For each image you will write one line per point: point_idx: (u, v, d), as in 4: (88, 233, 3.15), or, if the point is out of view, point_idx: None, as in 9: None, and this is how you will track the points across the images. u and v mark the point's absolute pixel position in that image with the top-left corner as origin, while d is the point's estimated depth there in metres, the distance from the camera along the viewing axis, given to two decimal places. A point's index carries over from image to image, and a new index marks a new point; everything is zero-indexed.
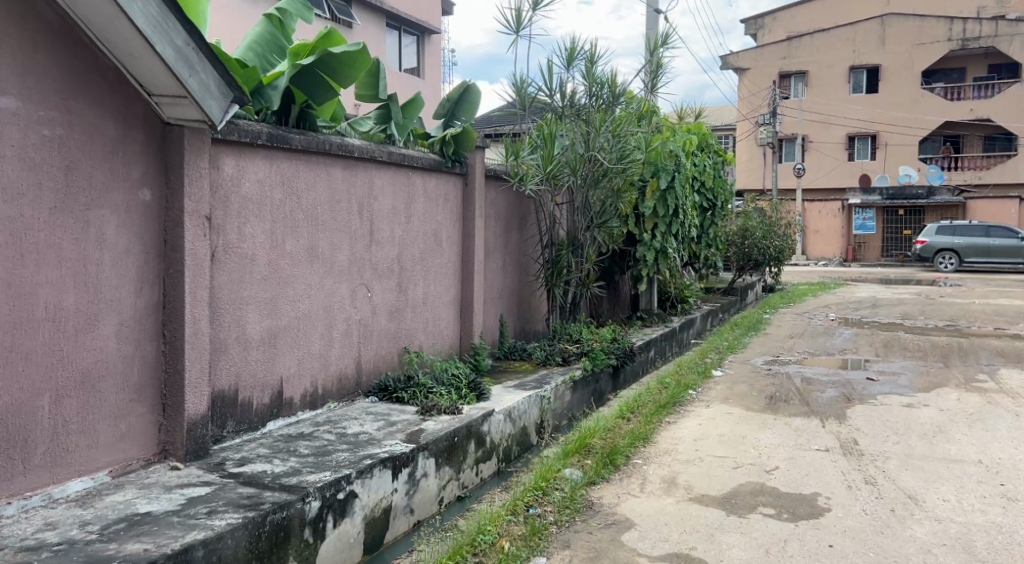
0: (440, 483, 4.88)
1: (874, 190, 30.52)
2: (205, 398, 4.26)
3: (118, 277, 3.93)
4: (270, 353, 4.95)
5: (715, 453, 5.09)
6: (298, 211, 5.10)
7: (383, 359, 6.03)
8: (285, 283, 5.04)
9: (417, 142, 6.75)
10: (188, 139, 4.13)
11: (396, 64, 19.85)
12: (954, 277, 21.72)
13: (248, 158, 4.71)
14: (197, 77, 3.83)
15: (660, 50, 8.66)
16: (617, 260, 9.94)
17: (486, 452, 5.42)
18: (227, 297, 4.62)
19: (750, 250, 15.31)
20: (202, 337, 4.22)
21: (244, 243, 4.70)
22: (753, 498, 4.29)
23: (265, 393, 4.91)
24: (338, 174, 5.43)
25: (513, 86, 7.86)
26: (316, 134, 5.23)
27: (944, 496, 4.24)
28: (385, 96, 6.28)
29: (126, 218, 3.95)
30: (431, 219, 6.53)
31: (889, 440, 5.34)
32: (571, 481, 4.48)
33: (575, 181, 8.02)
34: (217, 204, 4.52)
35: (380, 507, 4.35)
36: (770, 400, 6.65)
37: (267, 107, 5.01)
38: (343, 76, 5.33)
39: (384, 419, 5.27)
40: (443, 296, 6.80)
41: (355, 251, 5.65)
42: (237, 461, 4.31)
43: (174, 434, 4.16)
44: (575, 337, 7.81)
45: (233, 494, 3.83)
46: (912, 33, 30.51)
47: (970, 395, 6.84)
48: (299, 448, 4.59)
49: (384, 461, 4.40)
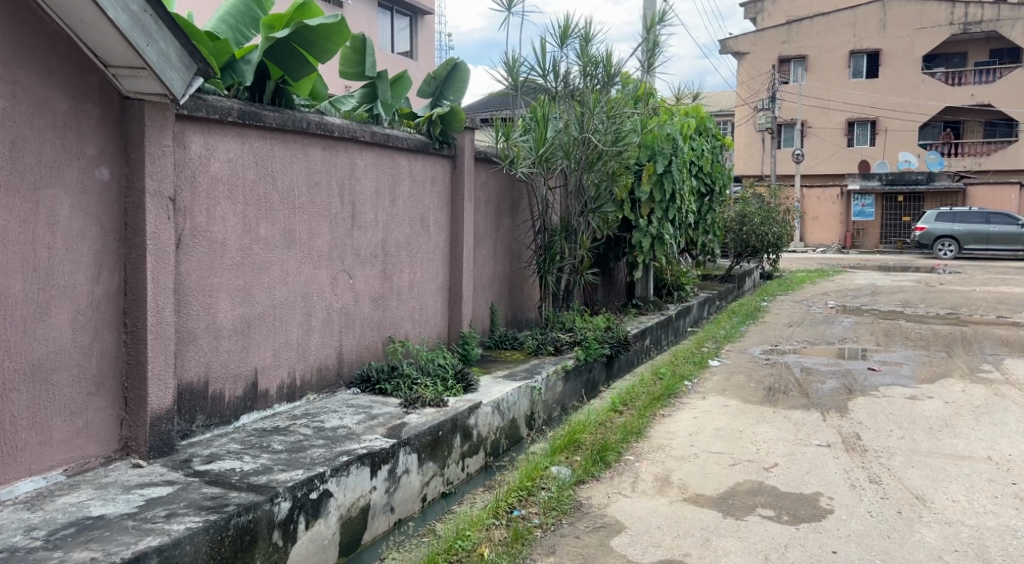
0: (423, 479, 4.65)
1: (874, 176, 29.75)
2: (171, 391, 4.01)
3: (72, 262, 3.68)
4: (243, 343, 4.70)
5: (711, 449, 4.85)
6: (274, 192, 4.84)
7: (366, 349, 5.78)
8: (259, 269, 4.78)
9: (402, 122, 6.45)
10: (150, 114, 3.86)
11: (388, 46, 19.52)
12: (954, 264, 21.50)
13: (218, 136, 4.44)
14: (155, 46, 3.58)
15: (657, 27, 8.35)
16: (612, 246, 9.71)
17: (473, 446, 5.19)
18: (196, 284, 4.36)
19: (749, 237, 15.11)
20: (167, 327, 3.96)
21: (214, 227, 4.44)
22: (751, 498, 4.06)
23: (238, 385, 4.67)
24: (317, 154, 5.16)
25: (505, 66, 7.59)
26: (292, 111, 4.96)
27: (955, 496, 4.00)
28: (373, 74, 6.04)
29: (81, 198, 3.69)
30: (417, 203, 6.26)
31: (893, 435, 5.11)
32: (559, 480, 4.24)
33: (568, 164, 7.75)
34: (183, 185, 4.26)
35: (357, 506, 4.11)
36: (768, 391, 6.41)
37: (239, 82, 4.75)
38: (322, 51, 5.03)
39: (365, 412, 5.03)
40: (430, 283, 6.53)
41: (335, 236, 5.38)
42: (205, 458, 4.07)
43: (137, 430, 3.92)
44: (568, 326, 7.59)
45: (196, 494, 3.59)
46: (912, 17, 30.24)
47: (976, 386, 6.60)
48: (272, 444, 4.35)
49: (362, 458, 4.16)
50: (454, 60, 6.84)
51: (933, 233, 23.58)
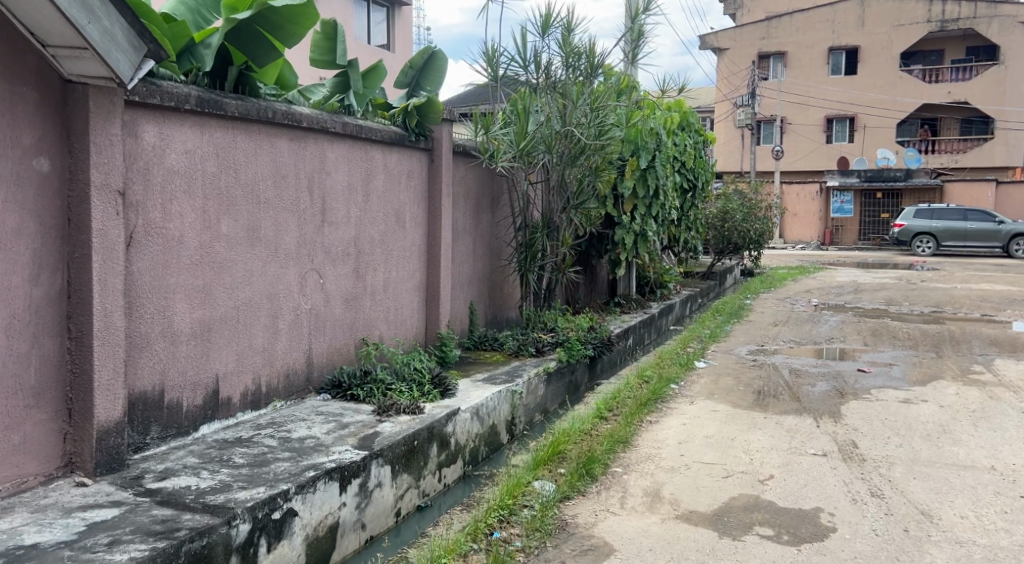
0: (397, 493, 4.35)
1: (852, 172, 29.79)
2: (121, 402, 3.68)
3: (6, 262, 3.35)
4: (203, 348, 4.37)
5: (702, 459, 4.59)
6: (236, 186, 4.51)
7: (338, 352, 5.46)
8: (221, 269, 4.45)
9: (376, 114, 6.16)
10: (95, 99, 3.52)
11: (364, 38, 19.13)
12: (933, 261, 21.47)
13: (174, 125, 4.12)
14: (98, 24, 3.25)
15: (641, 17, 8.05)
16: (594, 243, 9.40)
17: (450, 455, 4.90)
18: (149, 285, 4.04)
19: (730, 234, 14.93)
20: (116, 333, 3.64)
21: (170, 222, 4.12)
22: (747, 515, 3.80)
23: (197, 393, 4.34)
24: (284, 146, 4.84)
25: (484, 57, 7.25)
26: (257, 100, 4.64)
27: (962, 511, 3.78)
28: (344, 62, 5.75)
29: (17, 192, 3.36)
30: (392, 198, 5.95)
31: (890, 443, 4.88)
32: (543, 497, 3.96)
33: (550, 159, 7.48)
34: (134, 177, 3.93)
35: (324, 525, 3.81)
36: (758, 395, 6.19)
37: (198, 67, 4.42)
38: (288, 34, 4.67)
39: (335, 420, 4.72)
40: (407, 282, 6.22)
41: (304, 233, 5.05)
42: (158, 475, 3.75)
43: (83, 445, 3.59)
44: (549, 326, 7.32)
45: (145, 517, 3.27)
46: (890, 15, 30.33)
47: (969, 388, 6.41)
48: (233, 458, 4.03)
49: (330, 473, 3.86)
50: (431, 48, 6.54)
51: (910, 230, 23.50)
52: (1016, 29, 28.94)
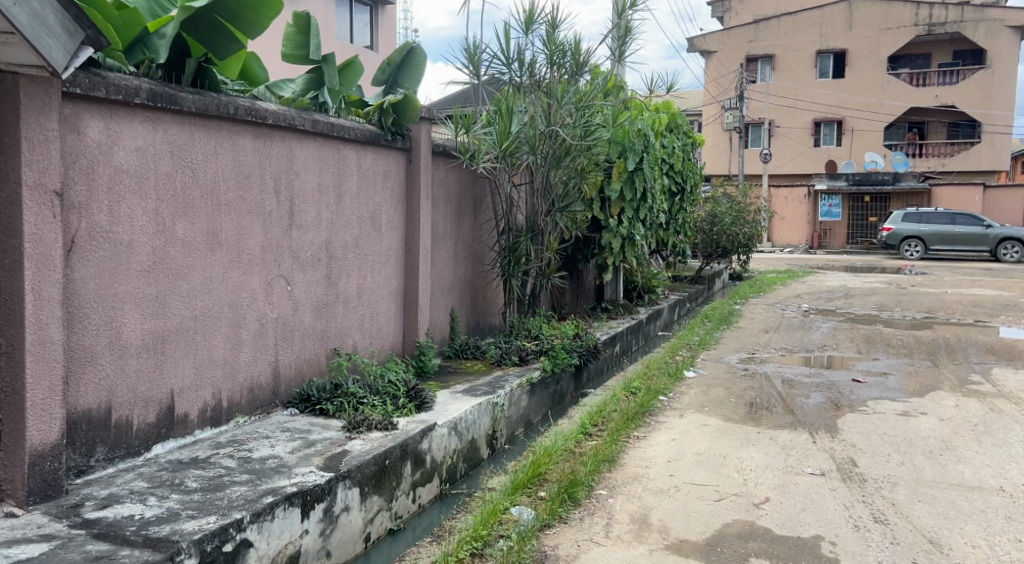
0: (366, 517, 4.03)
1: (840, 176, 29.15)
2: (59, 422, 3.36)
3: None
4: (156, 361, 4.05)
5: (693, 480, 4.29)
6: (194, 187, 4.19)
7: (307, 363, 5.14)
8: (177, 276, 4.12)
9: (350, 112, 5.83)
10: (26, 90, 3.21)
11: (347, 38, 18.78)
12: (920, 265, 21.29)
13: (123, 121, 3.80)
14: (26, 6, 2.95)
15: (628, 12, 7.78)
16: (581, 247, 9.09)
17: (425, 473, 4.58)
18: (95, 295, 3.72)
19: (718, 237, 14.71)
20: (53, 348, 3.32)
21: (118, 226, 3.80)
22: (742, 544, 3.53)
23: (149, 411, 4.02)
24: (247, 144, 4.51)
25: (466, 53, 6.94)
26: (217, 94, 4.31)
27: (973, 540, 3.51)
28: (317, 56, 5.39)
29: None
30: (367, 200, 5.64)
31: (890, 461, 4.61)
32: (520, 526, 3.67)
33: (534, 160, 7.17)
34: (76, 176, 3.61)
35: (284, 555, 3.50)
36: (749, 407, 5.91)
37: (152, 59, 4.10)
38: (250, 24, 4.35)
39: (301, 438, 4.40)
40: (383, 289, 5.91)
41: (270, 237, 4.73)
42: (100, 502, 3.42)
43: (13, 471, 3.26)
44: (533, 333, 7.01)
45: (77, 554, 2.95)
46: (877, 18, 30.25)
47: (969, 400, 6.14)
48: (186, 482, 3.71)
49: (290, 498, 3.54)
50: (410, 44, 6.21)
51: (900, 233, 23.37)
52: (1002, 32, 28.92)
